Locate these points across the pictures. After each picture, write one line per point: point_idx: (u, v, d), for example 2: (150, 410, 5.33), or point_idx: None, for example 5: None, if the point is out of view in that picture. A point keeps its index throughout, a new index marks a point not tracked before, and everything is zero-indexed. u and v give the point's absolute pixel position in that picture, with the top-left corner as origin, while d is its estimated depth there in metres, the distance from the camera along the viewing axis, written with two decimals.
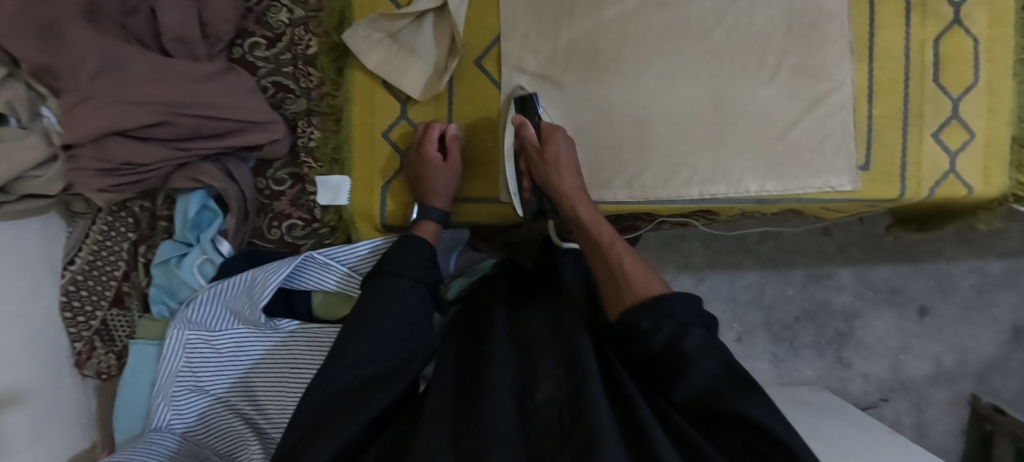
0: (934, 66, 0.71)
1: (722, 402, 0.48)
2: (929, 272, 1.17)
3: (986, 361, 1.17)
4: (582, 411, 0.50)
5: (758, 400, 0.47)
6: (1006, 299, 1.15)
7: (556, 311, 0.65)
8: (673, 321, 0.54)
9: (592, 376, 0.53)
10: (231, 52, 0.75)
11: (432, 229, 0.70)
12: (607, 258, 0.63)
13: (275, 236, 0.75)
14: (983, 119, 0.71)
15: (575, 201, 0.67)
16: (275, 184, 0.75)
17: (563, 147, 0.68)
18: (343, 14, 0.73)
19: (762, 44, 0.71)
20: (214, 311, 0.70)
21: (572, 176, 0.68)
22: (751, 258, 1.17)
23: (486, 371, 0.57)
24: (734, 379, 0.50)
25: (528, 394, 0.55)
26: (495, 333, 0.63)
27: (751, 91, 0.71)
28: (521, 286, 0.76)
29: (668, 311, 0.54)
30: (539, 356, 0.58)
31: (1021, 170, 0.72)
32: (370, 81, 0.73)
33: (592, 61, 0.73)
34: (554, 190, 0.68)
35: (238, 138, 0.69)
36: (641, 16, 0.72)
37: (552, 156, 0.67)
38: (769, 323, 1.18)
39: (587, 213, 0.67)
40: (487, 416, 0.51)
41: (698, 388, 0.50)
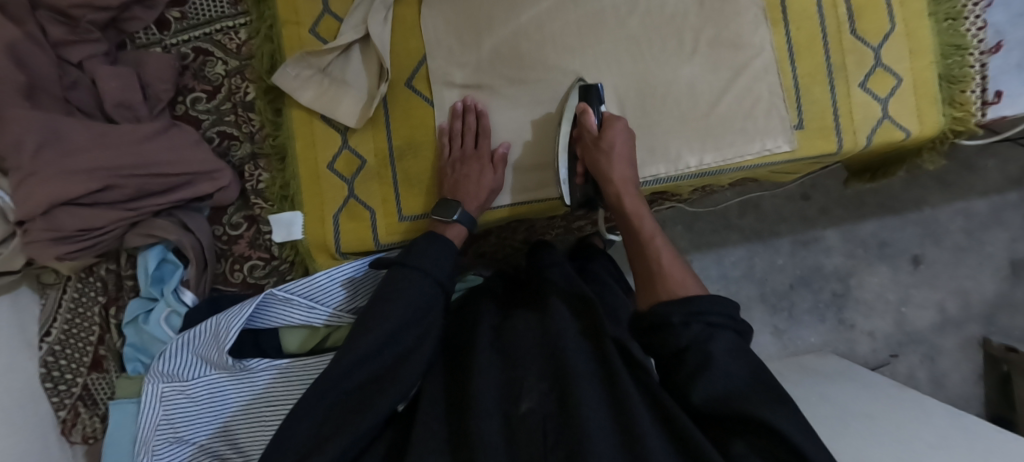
0: (849, 19, 0.72)
1: (735, 400, 0.46)
2: (915, 221, 1.16)
3: (990, 301, 1.15)
4: (568, 415, 0.49)
5: (780, 407, 0.45)
6: (997, 236, 1.14)
7: (544, 312, 0.65)
8: (700, 326, 0.50)
9: (579, 379, 0.52)
10: (174, 109, 0.78)
11: (461, 232, 0.70)
12: (646, 251, 0.62)
13: (238, 279, 0.77)
14: (907, 62, 0.72)
15: (622, 190, 0.67)
16: (231, 229, 0.77)
17: (621, 136, 0.68)
18: (273, 59, 0.76)
19: (678, 25, 0.74)
20: (187, 360, 0.72)
21: (625, 168, 0.67)
22: (735, 234, 1.17)
23: (472, 379, 0.56)
24: (756, 385, 0.47)
25: (513, 404, 0.53)
26: (479, 343, 0.62)
27: (673, 71, 0.74)
28: (512, 293, 0.76)
29: (695, 309, 0.51)
30: (521, 371, 0.57)
31: (953, 105, 0.72)
32: (309, 117, 0.75)
33: (517, 66, 0.75)
34: (603, 178, 0.68)
35: (186, 191, 0.72)
36: (558, 15, 0.74)
37: (607, 144, 0.68)
38: (764, 295, 1.18)
39: (632, 202, 0.66)
40: (475, 418, 0.51)
41: (721, 389, 0.47)
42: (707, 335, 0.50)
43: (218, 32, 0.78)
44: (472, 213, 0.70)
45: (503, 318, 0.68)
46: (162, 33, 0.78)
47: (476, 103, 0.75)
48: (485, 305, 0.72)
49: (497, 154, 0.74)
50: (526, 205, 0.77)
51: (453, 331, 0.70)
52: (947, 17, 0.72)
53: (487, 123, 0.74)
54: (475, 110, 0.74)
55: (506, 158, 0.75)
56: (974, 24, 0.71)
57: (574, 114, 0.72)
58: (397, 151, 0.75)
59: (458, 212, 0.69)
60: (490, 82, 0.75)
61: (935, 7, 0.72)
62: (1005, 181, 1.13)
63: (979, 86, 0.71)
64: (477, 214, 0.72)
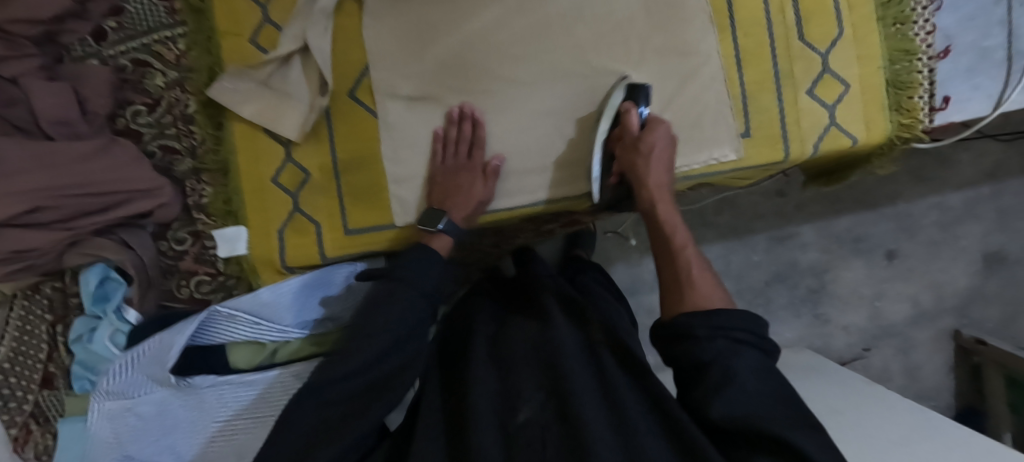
0: (798, 24, 0.71)
1: (754, 418, 0.44)
2: (891, 216, 1.16)
3: (963, 294, 1.18)
4: (570, 425, 0.48)
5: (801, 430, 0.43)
6: (971, 230, 1.16)
7: (545, 321, 0.63)
8: (725, 343, 0.49)
9: (578, 389, 0.51)
10: (115, 123, 0.76)
11: (447, 243, 0.66)
12: (676, 260, 0.60)
13: (185, 295, 0.77)
14: (855, 67, 0.71)
15: (656, 197, 0.65)
16: (176, 244, 0.77)
17: (662, 139, 0.66)
18: (212, 71, 0.75)
19: (625, 31, 0.72)
20: (132, 377, 0.70)
21: (661, 173, 0.65)
22: (712, 231, 1.15)
23: (469, 389, 0.55)
24: (779, 403, 0.46)
25: (508, 414, 0.52)
26: (476, 353, 0.61)
27: (621, 77, 0.71)
28: (506, 302, 0.75)
29: (721, 324, 0.50)
30: (518, 377, 0.55)
31: (901, 111, 0.71)
32: (251, 130, 0.74)
33: (461, 77, 0.72)
34: (638, 182, 0.66)
35: (125, 208, 0.71)
36: (504, 24, 0.71)
37: (647, 145, 0.65)
38: (740, 291, 1.16)
39: (665, 210, 0.64)
40: (474, 428, 0.50)
41: (745, 404, 0.45)
42: (733, 351, 0.48)
43: (156, 43, 0.76)
44: (458, 223, 0.68)
45: (500, 327, 0.67)
46: (99, 44, 0.76)
47: (474, 111, 0.72)
48: (483, 315, 0.71)
49: (489, 167, 0.71)
50: (497, 214, 0.75)
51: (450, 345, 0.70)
52: (896, 21, 0.70)
53: (483, 134, 0.72)
54: (473, 120, 0.72)
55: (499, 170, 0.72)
56: (923, 28, 0.70)
57: (615, 112, 0.69)
58: (342, 164, 0.74)
59: (443, 222, 0.67)
60: (440, 96, 0.73)
61: (885, 11, 0.70)
62: (980, 174, 1.15)
63: (927, 92, 0.71)
64: (466, 224, 0.69)
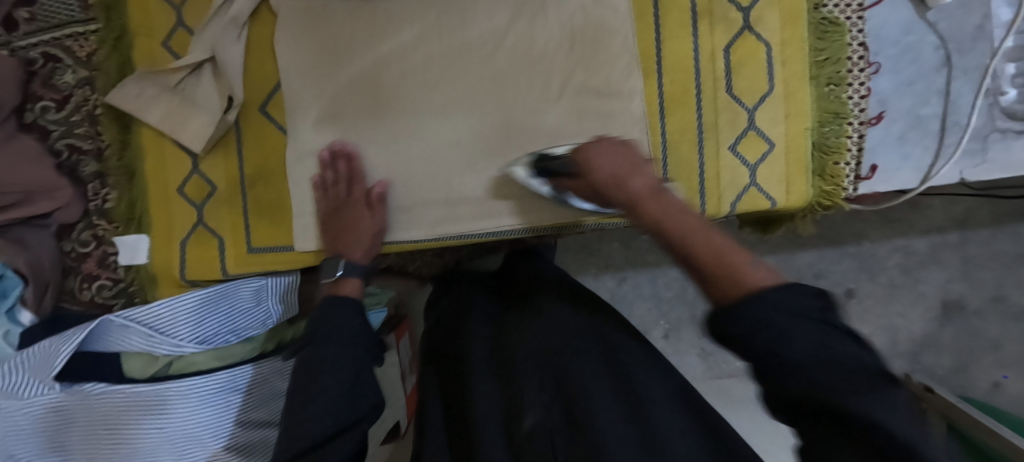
0: (726, 76, 0.68)
1: (826, 390, 0.37)
2: (852, 254, 1.13)
3: (917, 339, 1.14)
4: (578, 432, 0.52)
5: (876, 394, 0.35)
6: (933, 276, 1.13)
7: (542, 320, 0.65)
8: (767, 330, 0.40)
9: (583, 395, 0.55)
10: (22, 117, 0.74)
11: (357, 286, 0.66)
12: (695, 257, 0.48)
13: (85, 298, 0.77)
14: (781, 126, 0.68)
15: (648, 206, 0.54)
16: (81, 246, 0.76)
17: (603, 157, 0.58)
18: (122, 72, 0.72)
19: (546, 65, 0.69)
20: (21, 380, 0.69)
21: (640, 181, 0.55)
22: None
23: (472, 399, 0.58)
24: (855, 361, 0.37)
25: (515, 421, 0.55)
26: (472, 358, 0.63)
27: (537, 115, 0.70)
28: (498, 290, 0.77)
29: (759, 316, 0.41)
30: (520, 384, 0.58)
31: (824, 177, 0.69)
32: (159, 137, 0.72)
33: (376, 100, 0.71)
34: (630, 206, 0.56)
35: (22, 209, 0.69)
36: (418, 48, 0.70)
37: (589, 174, 0.59)
38: (695, 317, 1.16)
39: (678, 220, 0.51)
40: (481, 433, 0.54)
41: (814, 378, 0.37)
42: (781, 340, 0.39)
43: (68, 37, 0.74)
44: (359, 262, 0.68)
45: (497, 325, 0.69)
46: (10, 34, 0.73)
47: (345, 148, 0.71)
48: (478, 302, 0.74)
49: (374, 195, 0.70)
50: (394, 246, 0.74)
51: (443, 333, 0.72)
52: (830, 81, 0.68)
53: (359, 165, 0.71)
54: (345, 155, 0.70)
55: (386, 196, 0.71)
56: (857, 91, 0.67)
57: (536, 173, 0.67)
58: (249, 180, 0.73)
59: (341, 268, 0.67)
60: (360, 121, 0.71)
61: (818, 70, 0.68)
62: (947, 221, 1.12)
63: (854, 159, 0.68)
64: (369, 262, 0.70)
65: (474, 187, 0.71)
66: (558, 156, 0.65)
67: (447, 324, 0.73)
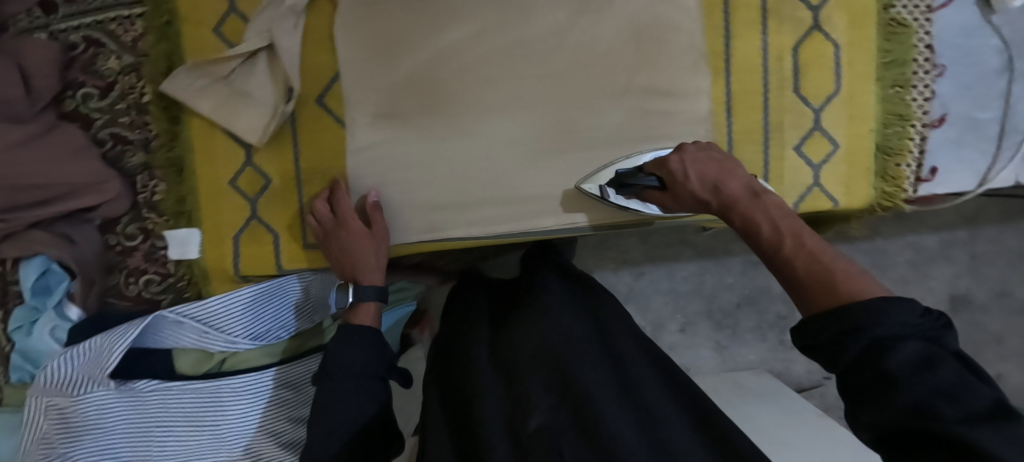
0: (794, 76, 0.68)
1: (920, 415, 0.33)
2: (865, 250, 1.14)
3: None
4: (589, 431, 0.48)
5: (997, 423, 0.31)
6: (941, 271, 1.15)
7: (546, 321, 0.63)
8: (865, 338, 0.37)
9: (595, 393, 0.51)
10: (62, 105, 0.71)
11: (371, 310, 0.65)
12: (783, 257, 0.46)
13: (132, 293, 0.74)
14: (844, 127, 0.68)
15: (745, 207, 0.52)
16: (126, 239, 0.73)
17: (700, 162, 0.57)
18: (170, 60, 0.69)
19: (608, 63, 0.67)
20: (71, 375, 0.67)
21: (733, 183, 0.53)
22: (689, 249, 1.14)
23: (476, 398, 0.55)
24: (963, 386, 0.33)
25: (521, 421, 0.50)
26: (476, 363, 0.61)
27: (599, 112, 0.68)
28: (503, 303, 0.75)
29: (858, 325, 0.37)
30: (526, 383, 0.55)
31: (886, 179, 0.69)
32: (209, 127, 0.70)
33: (433, 94, 0.68)
34: (726, 207, 0.54)
35: (67, 203, 0.67)
36: (480, 40, 0.67)
37: (683, 185, 0.56)
38: (711, 311, 1.16)
39: (785, 222, 0.48)
40: (485, 435, 0.49)
41: (924, 396, 0.33)
42: (881, 349, 0.36)
43: (111, 21, 0.70)
44: (372, 284, 0.65)
45: (496, 329, 0.68)
46: (49, 16, 0.70)
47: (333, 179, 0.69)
48: (479, 319, 0.71)
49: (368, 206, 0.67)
50: (454, 242, 0.71)
51: (451, 346, 0.69)
52: (895, 82, 0.68)
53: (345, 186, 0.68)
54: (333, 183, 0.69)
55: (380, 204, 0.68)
56: (922, 93, 0.68)
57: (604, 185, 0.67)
58: (304, 174, 0.71)
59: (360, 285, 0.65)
60: (417, 117, 0.69)
61: (884, 71, 0.68)
62: (957, 218, 1.14)
63: (915, 161, 0.69)
64: (383, 283, 0.67)
65: (533, 187, 0.69)
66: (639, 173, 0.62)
67: (448, 336, 0.72)
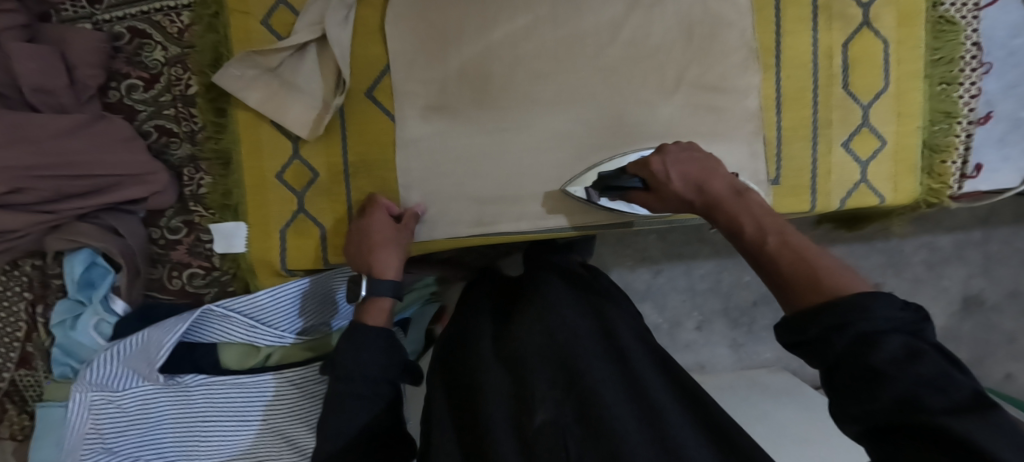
0: (843, 72, 0.68)
1: (909, 409, 0.31)
2: (881, 249, 1.11)
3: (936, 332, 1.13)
4: (595, 428, 0.46)
5: (982, 414, 0.29)
6: (956, 272, 1.12)
7: (549, 310, 0.59)
8: (851, 334, 0.34)
9: (600, 389, 0.49)
10: (106, 96, 0.71)
11: (384, 305, 0.61)
12: (767, 255, 0.43)
13: (176, 287, 0.73)
14: (891, 124, 0.69)
15: (728, 206, 0.49)
16: (170, 233, 0.73)
17: (683, 161, 0.55)
18: (217, 51, 0.68)
19: (660, 59, 0.68)
20: (116, 371, 0.67)
21: (717, 183, 0.51)
22: (707, 248, 1.12)
23: (480, 393, 0.52)
24: (947, 379, 0.31)
25: (526, 417, 0.48)
26: (480, 354, 0.57)
27: (650, 108, 0.68)
28: (505, 290, 0.71)
29: (842, 321, 0.35)
30: (531, 374, 0.52)
31: (932, 175, 0.70)
32: (256, 120, 0.69)
33: (484, 88, 0.68)
34: (708, 206, 0.51)
35: (113, 194, 0.66)
36: (532, 35, 0.68)
37: (667, 185, 0.55)
38: (727, 309, 1.14)
39: (771, 221, 0.45)
40: (491, 434, 0.48)
41: (911, 390, 0.31)
42: (869, 343, 0.34)
43: (158, 11, 0.69)
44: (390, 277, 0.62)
45: (499, 319, 0.64)
46: (93, 7, 0.70)
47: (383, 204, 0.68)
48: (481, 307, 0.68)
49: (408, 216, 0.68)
50: (504, 236, 0.71)
51: (452, 333, 0.66)
52: (941, 80, 0.69)
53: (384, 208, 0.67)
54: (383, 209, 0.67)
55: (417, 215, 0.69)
56: (968, 91, 0.69)
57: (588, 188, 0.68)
58: (351, 168, 0.70)
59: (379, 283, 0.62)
60: (468, 110, 0.69)
61: (932, 69, 0.69)
62: (972, 219, 1.10)
63: (960, 157, 0.70)
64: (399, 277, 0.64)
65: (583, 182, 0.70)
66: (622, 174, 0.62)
67: (450, 328, 0.67)
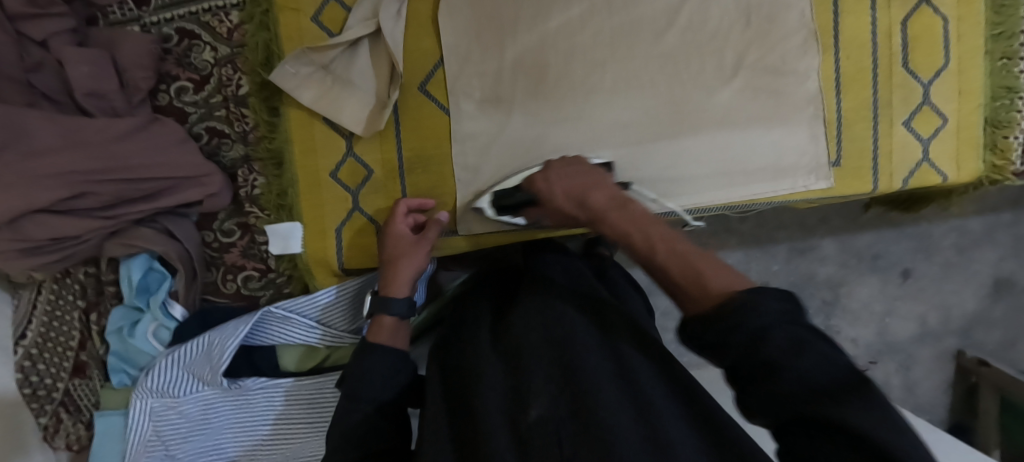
0: (903, 51, 0.67)
1: (805, 401, 0.31)
2: (911, 234, 1.08)
3: (969, 317, 1.10)
4: (589, 423, 0.42)
5: (862, 395, 0.30)
6: (986, 255, 1.08)
7: (547, 302, 0.56)
8: (744, 333, 0.34)
9: (598, 384, 0.45)
10: (156, 99, 0.70)
11: (392, 323, 0.58)
12: (657, 266, 0.44)
13: (231, 290, 0.74)
14: (954, 102, 0.68)
15: (606, 217, 0.51)
16: (224, 236, 0.73)
17: (566, 175, 0.57)
18: (269, 49, 0.68)
19: (720, 43, 0.67)
20: (176, 376, 0.66)
21: (597, 193, 0.53)
22: (734, 238, 1.06)
23: (476, 388, 0.48)
24: (828, 363, 0.32)
25: (521, 411, 0.45)
26: (478, 347, 0.54)
27: (710, 93, 0.67)
28: (504, 285, 0.67)
29: (734, 322, 0.34)
30: (528, 367, 0.48)
31: (995, 152, 0.70)
32: (309, 118, 0.68)
33: (541, 78, 0.67)
34: (591, 218, 0.53)
35: (171, 197, 0.66)
36: (588, 23, 0.67)
37: (551, 201, 0.57)
38: None
39: (657, 231, 0.46)
40: (484, 430, 0.44)
41: (802, 381, 0.31)
42: (761, 337, 0.33)
43: (206, 12, 0.69)
44: (399, 296, 0.60)
45: (496, 312, 0.61)
46: (140, 9, 0.69)
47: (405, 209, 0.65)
48: (482, 300, 0.64)
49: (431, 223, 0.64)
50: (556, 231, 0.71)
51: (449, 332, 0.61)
52: (1003, 55, 0.68)
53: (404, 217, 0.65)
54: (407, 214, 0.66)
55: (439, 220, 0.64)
56: None
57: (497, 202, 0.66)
58: (406, 163, 0.69)
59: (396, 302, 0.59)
60: (525, 100, 0.68)
61: (993, 44, 0.68)
62: (1001, 200, 1.07)
63: None
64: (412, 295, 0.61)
65: (642, 170, 0.69)
66: (512, 190, 0.63)
67: (449, 323, 0.63)
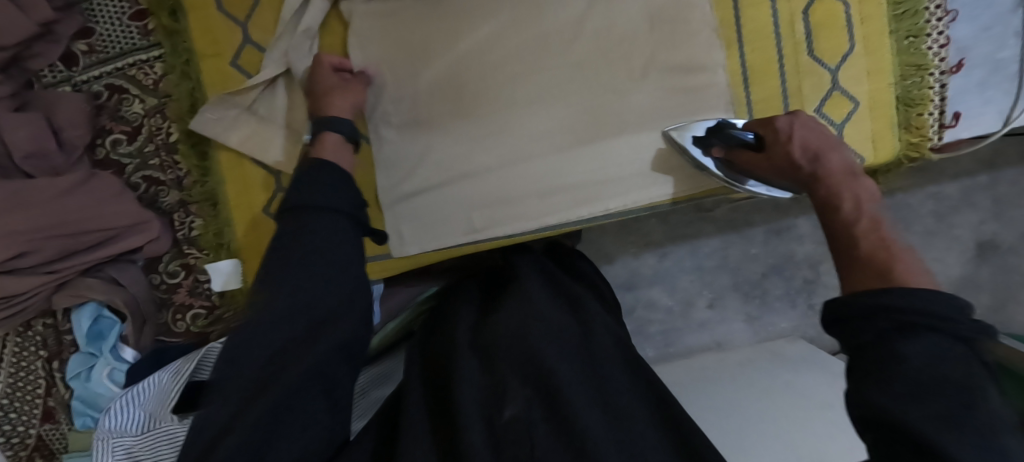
0: (808, 39, 0.68)
1: (912, 404, 0.31)
2: (887, 206, 1.06)
3: (957, 282, 1.08)
4: (562, 418, 0.45)
5: (995, 434, 0.29)
6: (967, 219, 1.07)
7: (527, 304, 0.59)
8: (898, 320, 0.35)
9: (567, 385, 0.47)
10: (94, 153, 0.74)
11: (331, 143, 0.60)
12: (849, 221, 0.47)
13: (181, 329, 0.77)
14: (864, 83, 0.68)
15: (841, 181, 0.51)
16: (169, 277, 0.77)
17: (811, 130, 0.56)
18: (194, 97, 0.71)
19: (627, 47, 0.68)
20: (135, 414, 0.67)
21: (838, 154, 0.53)
22: (710, 225, 1.05)
23: (455, 384, 0.50)
24: (971, 386, 0.31)
25: (495, 409, 0.47)
26: (459, 344, 0.56)
27: (625, 98, 0.69)
28: (486, 289, 0.70)
29: (923, 304, 0.35)
30: (506, 366, 0.51)
31: (910, 130, 0.70)
32: (238, 158, 0.71)
33: (457, 98, 0.70)
34: (816, 176, 0.53)
35: (114, 246, 0.69)
36: (499, 41, 0.69)
37: (782, 146, 0.57)
38: (737, 283, 1.06)
39: (869, 202, 0.48)
40: (461, 425, 0.45)
41: (920, 374, 0.32)
42: (910, 332, 0.34)
43: (131, 66, 0.74)
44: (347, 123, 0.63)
45: (483, 311, 0.63)
46: (70, 69, 0.73)
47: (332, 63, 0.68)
48: (466, 299, 0.67)
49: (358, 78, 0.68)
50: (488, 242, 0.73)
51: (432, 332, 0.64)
52: (909, 33, 0.68)
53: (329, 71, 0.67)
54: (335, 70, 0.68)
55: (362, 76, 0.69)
56: (936, 41, 0.68)
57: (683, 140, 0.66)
58: None
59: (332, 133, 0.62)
60: (444, 119, 0.70)
61: (897, 23, 0.68)
62: (974, 163, 1.06)
63: (937, 109, 0.70)
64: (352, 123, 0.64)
65: (569, 175, 0.70)
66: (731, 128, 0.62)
67: (434, 318, 0.66)
